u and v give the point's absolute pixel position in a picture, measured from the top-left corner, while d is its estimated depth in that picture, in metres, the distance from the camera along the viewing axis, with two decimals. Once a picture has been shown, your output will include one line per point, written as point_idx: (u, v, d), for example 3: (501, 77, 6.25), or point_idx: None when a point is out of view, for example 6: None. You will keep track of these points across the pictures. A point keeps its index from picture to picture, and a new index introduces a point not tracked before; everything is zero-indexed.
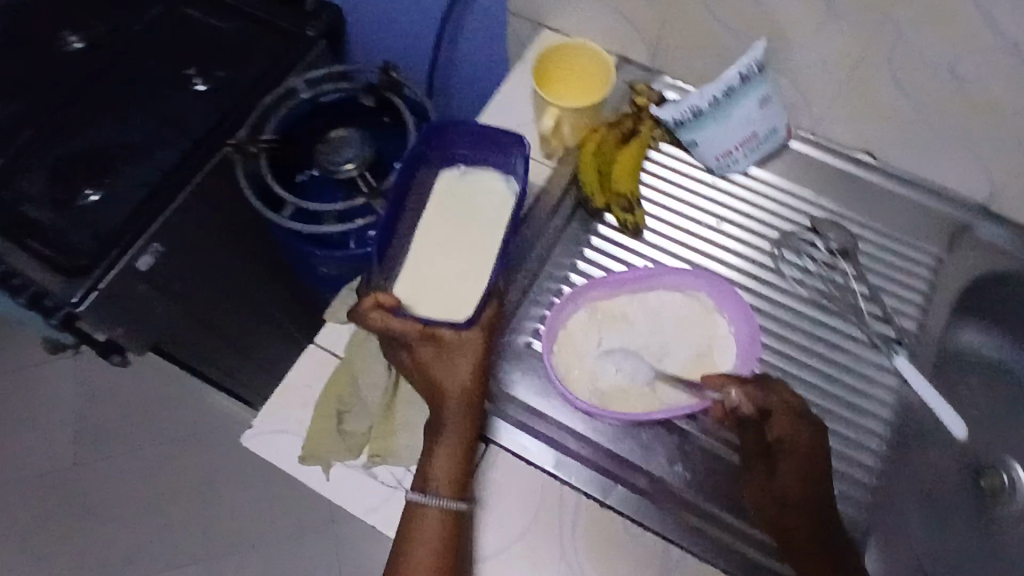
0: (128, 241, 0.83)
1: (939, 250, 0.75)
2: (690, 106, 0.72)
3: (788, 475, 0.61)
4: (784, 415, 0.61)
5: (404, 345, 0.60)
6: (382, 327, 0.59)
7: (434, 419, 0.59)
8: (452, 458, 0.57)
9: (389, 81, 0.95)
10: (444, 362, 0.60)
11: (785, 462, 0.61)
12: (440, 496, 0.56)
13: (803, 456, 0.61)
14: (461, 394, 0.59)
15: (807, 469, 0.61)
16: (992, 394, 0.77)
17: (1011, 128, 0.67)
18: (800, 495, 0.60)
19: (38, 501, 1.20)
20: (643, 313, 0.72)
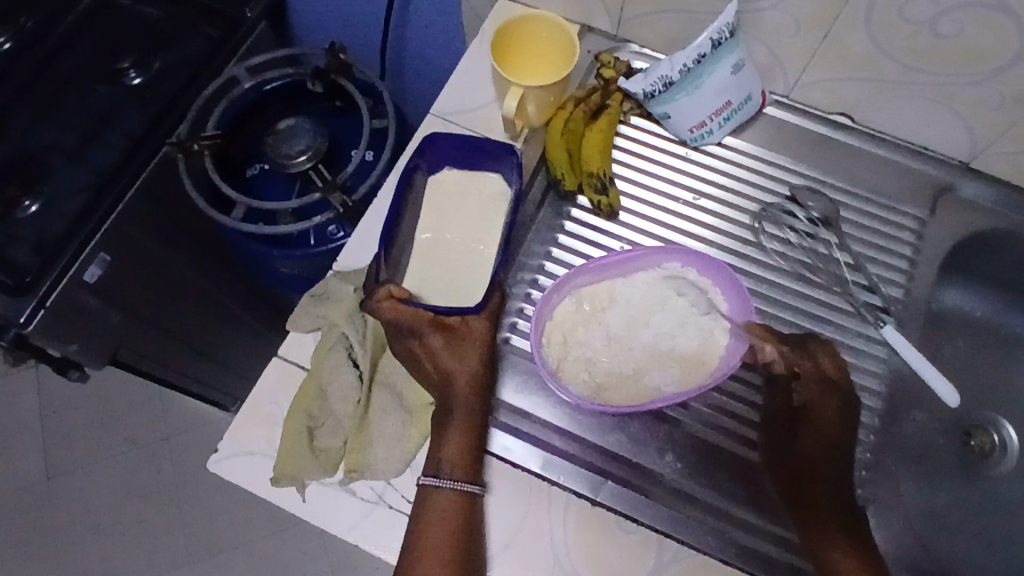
0: (75, 250, 0.81)
1: (922, 212, 0.72)
2: (660, 77, 0.65)
3: (810, 440, 0.59)
4: (813, 380, 0.60)
5: (412, 333, 0.59)
6: (393, 314, 0.57)
7: (443, 404, 0.58)
8: (465, 441, 0.57)
9: (339, 65, 0.88)
10: (455, 350, 0.59)
11: (809, 428, 0.59)
12: (454, 479, 0.56)
13: (826, 424, 0.59)
14: (472, 380, 0.59)
15: (828, 437, 0.59)
16: (976, 353, 0.77)
17: (999, 85, 0.62)
18: (824, 466, 0.58)
19: (50, 503, 1.24)
20: (631, 298, 0.65)
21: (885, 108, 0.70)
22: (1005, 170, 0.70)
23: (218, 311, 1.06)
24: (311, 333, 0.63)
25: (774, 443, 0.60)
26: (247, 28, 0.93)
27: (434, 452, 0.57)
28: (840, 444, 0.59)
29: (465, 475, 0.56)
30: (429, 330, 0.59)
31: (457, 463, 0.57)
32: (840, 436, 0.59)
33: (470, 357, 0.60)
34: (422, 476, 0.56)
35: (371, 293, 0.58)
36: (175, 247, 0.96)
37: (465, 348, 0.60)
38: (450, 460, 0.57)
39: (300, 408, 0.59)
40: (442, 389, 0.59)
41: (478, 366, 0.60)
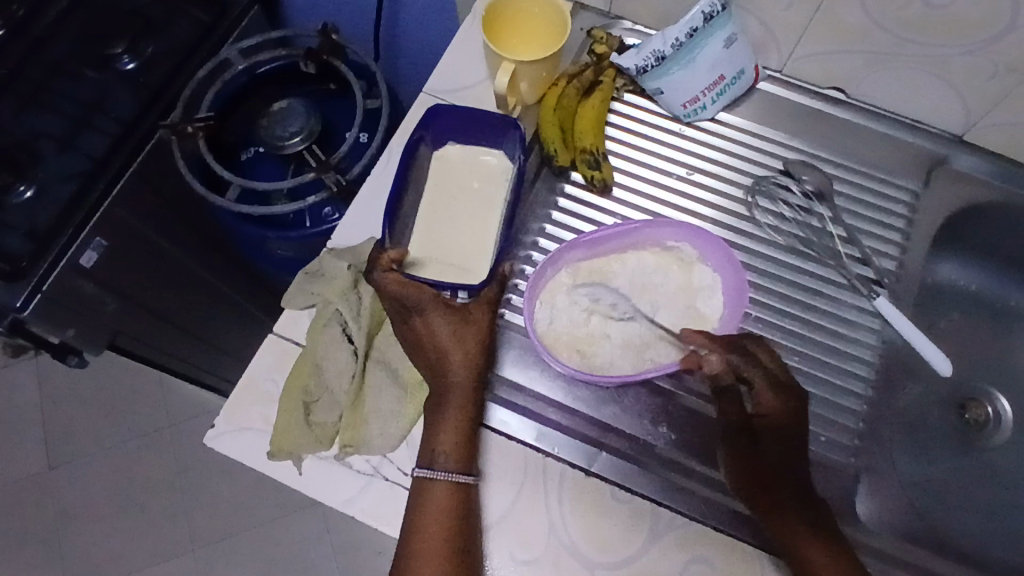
0: (72, 234, 0.82)
1: (915, 185, 0.72)
2: (652, 51, 0.65)
3: (769, 445, 0.56)
4: (763, 382, 0.57)
5: (414, 310, 0.59)
6: (397, 288, 0.58)
7: (440, 389, 0.58)
8: (461, 430, 0.57)
9: (330, 45, 0.89)
10: (455, 334, 0.59)
11: (766, 433, 0.57)
12: (448, 470, 0.56)
13: (781, 426, 0.56)
14: (469, 367, 0.58)
15: (787, 438, 0.56)
16: (969, 326, 0.77)
17: (994, 54, 0.61)
18: (785, 472, 0.56)
19: (52, 491, 1.25)
20: (624, 272, 0.66)
21: (879, 80, 0.70)
22: (1000, 142, 0.70)
23: (214, 297, 1.07)
24: (306, 310, 0.63)
25: (735, 448, 0.57)
26: (237, 14, 0.96)
27: (430, 440, 0.57)
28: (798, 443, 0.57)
29: (460, 466, 0.56)
30: (432, 308, 0.59)
31: (453, 454, 0.56)
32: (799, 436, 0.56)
33: (469, 344, 0.59)
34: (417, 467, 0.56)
35: (375, 260, 0.59)
36: (170, 232, 0.97)
37: (466, 333, 0.59)
38: (445, 451, 0.56)
39: (296, 384, 0.60)
40: (440, 374, 0.58)
41: (477, 353, 0.59)
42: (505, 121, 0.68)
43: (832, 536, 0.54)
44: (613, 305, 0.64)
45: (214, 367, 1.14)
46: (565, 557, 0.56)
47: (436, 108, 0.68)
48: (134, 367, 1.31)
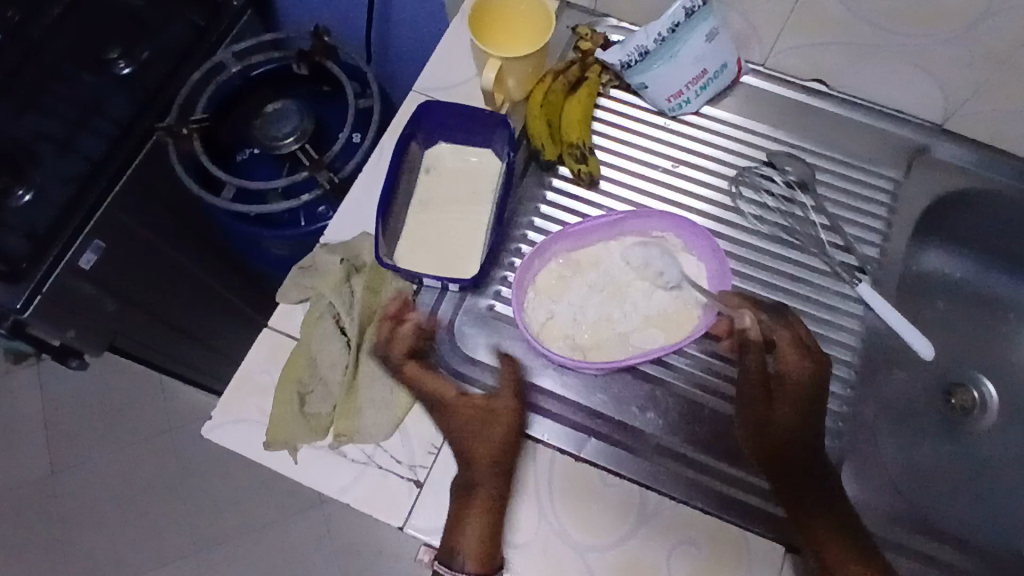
0: (71, 237, 0.84)
1: (897, 174, 0.73)
2: (636, 46, 0.67)
3: (786, 408, 0.60)
4: (790, 345, 0.61)
5: (428, 398, 0.60)
6: (414, 370, 0.61)
7: (462, 484, 0.57)
8: (481, 525, 0.55)
9: (323, 46, 0.91)
10: (470, 424, 0.58)
11: (784, 395, 0.60)
12: (468, 570, 0.54)
13: (799, 390, 0.60)
14: (485, 459, 0.57)
15: (802, 404, 0.60)
16: (954, 312, 0.79)
17: (971, 43, 0.63)
18: (800, 436, 0.59)
19: (56, 494, 1.26)
20: (609, 262, 0.67)
21: (860, 71, 0.71)
22: (979, 131, 0.71)
23: (212, 299, 1.08)
24: (300, 304, 0.65)
25: (751, 405, 0.60)
26: (229, 22, 0.98)
27: (451, 539, 0.55)
28: (812, 409, 0.60)
29: (481, 565, 0.54)
30: (446, 396, 0.60)
31: (474, 553, 0.54)
32: (815, 405, 0.60)
33: (485, 435, 0.58)
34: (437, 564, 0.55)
35: (376, 330, 0.63)
36: (166, 234, 0.98)
37: (481, 420, 0.59)
38: (466, 551, 0.54)
39: (291, 375, 0.61)
40: (459, 471, 0.57)
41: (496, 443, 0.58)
42: (494, 117, 0.69)
43: (835, 509, 0.57)
44: (597, 294, 0.66)
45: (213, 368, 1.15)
46: (555, 540, 0.57)
47: (425, 106, 0.69)
48: (135, 370, 1.33)
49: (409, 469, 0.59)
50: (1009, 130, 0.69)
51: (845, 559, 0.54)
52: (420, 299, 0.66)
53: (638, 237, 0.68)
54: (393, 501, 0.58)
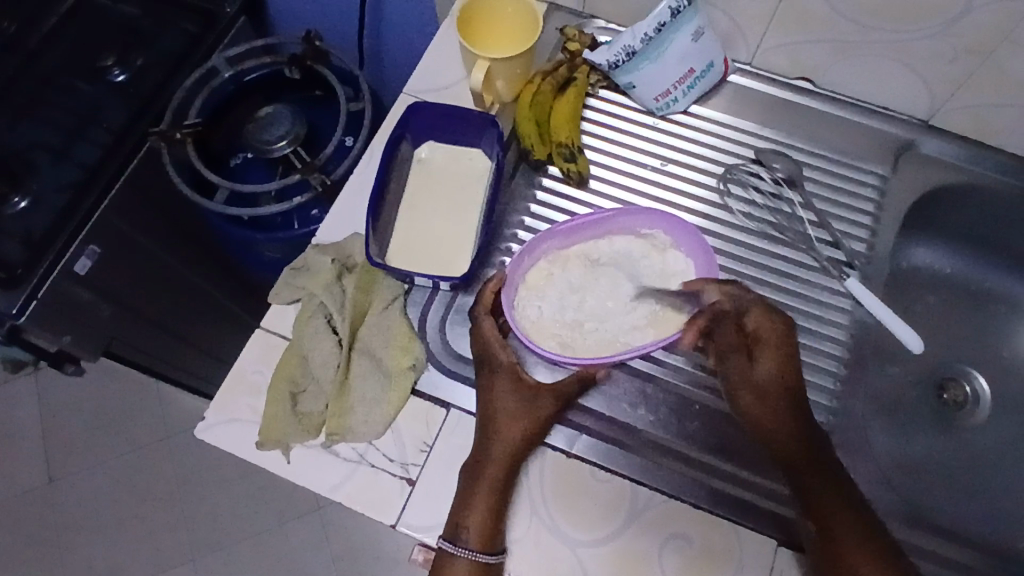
0: (65, 244, 0.83)
1: (884, 169, 0.73)
2: (623, 47, 0.67)
3: (767, 363, 0.60)
4: (757, 305, 0.61)
5: (485, 368, 0.61)
6: (482, 343, 0.61)
7: (479, 450, 0.58)
8: (486, 510, 0.56)
9: (314, 51, 0.92)
10: (509, 410, 0.59)
11: (764, 352, 0.61)
12: (469, 548, 0.55)
13: (778, 346, 0.60)
14: (508, 449, 0.58)
15: (783, 358, 0.60)
16: (945, 307, 0.79)
17: (953, 38, 0.63)
18: (786, 388, 0.60)
19: (54, 503, 1.26)
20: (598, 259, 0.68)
21: (845, 68, 0.72)
22: (964, 126, 0.72)
23: (208, 305, 1.09)
24: (292, 305, 0.65)
25: (738, 372, 0.61)
26: (225, 24, 0.97)
27: (459, 515, 0.56)
28: (793, 363, 0.60)
29: (482, 545, 0.55)
30: (500, 375, 0.60)
31: (477, 533, 0.55)
32: (793, 354, 0.60)
33: (517, 428, 0.58)
34: (442, 538, 0.56)
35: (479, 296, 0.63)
36: (162, 239, 0.99)
37: (520, 412, 0.59)
38: (470, 527, 0.55)
39: (283, 375, 0.62)
40: (481, 449, 0.58)
41: (521, 441, 0.58)
42: (482, 118, 0.70)
43: (827, 460, 0.58)
44: (586, 290, 0.66)
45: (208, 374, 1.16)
46: (547, 535, 0.58)
47: (414, 107, 0.70)
48: (131, 378, 1.33)
49: (402, 468, 0.60)
50: (994, 124, 0.70)
51: (842, 512, 0.55)
52: (410, 297, 0.66)
53: (626, 234, 0.69)
54: (386, 500, 0.59)
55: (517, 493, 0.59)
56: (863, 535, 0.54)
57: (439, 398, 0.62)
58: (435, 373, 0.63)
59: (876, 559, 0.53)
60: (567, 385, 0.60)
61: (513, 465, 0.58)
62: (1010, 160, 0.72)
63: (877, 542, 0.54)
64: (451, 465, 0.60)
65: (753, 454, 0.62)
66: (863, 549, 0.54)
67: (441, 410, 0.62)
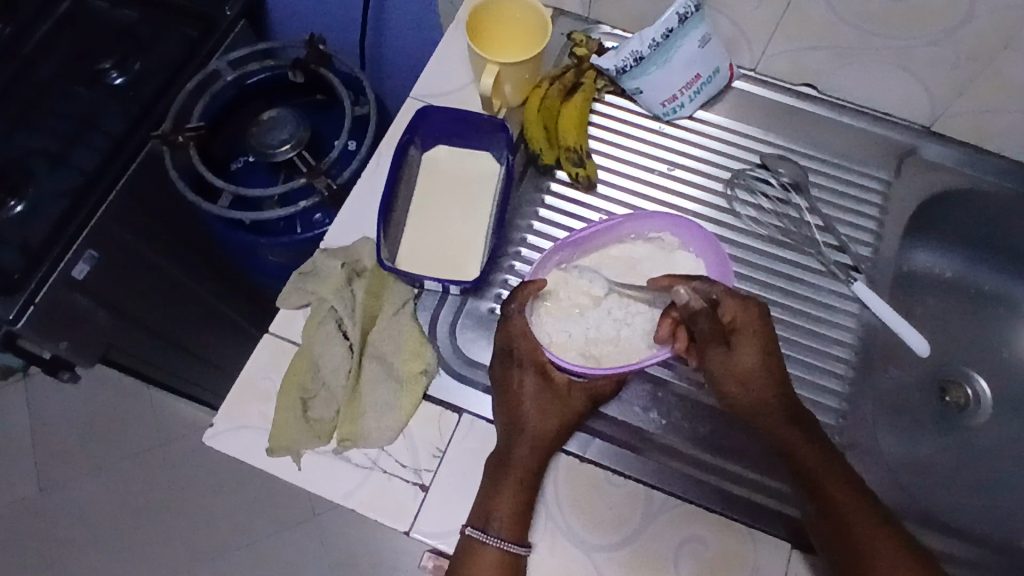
0: (64, 248, 0.82)
1: (887, 174, 0.74)
2: (630, 52, 0.67)
3: (748, 351, 0.60)
4: (730, 295, 0.61)
5: (516, 364, 0.60)
6: (514, 338, 0.60)
7: (503, 443, 0.58)
8: (516, 499, 0.56)
9: (318, 55, 0.91)
10: (542, 406, 0.59)
11: (744, 341, 0.61)
12: (501, 538, 0.55)
13: (756, 334, 0.60)
14: (538, 442, 0.58)
15: (762, 344, 0.60)
16: (947, 310, 0.80)
17: (954, 45, 0.64)
18: (771, 374, 0.60)
19: (45, 515, 1.24)
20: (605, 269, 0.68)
21: (847, 74, 0.72)
22: (964, 131, 0.73)
23: (206, 311, 1.08)
24: (301, 309, 0.65)
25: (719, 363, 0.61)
26: (225, 27, 0.95)
27: (488, 504, 0.56)
28: (771, 348, 0.61)
29: (512, 536, 0.55)
30: (532, 371, 0.60)
31: (508, 522, 0.55)
32: (771, 339, 0.61)
33: (550, 423, 0.59)
34: (470, 527, 0.56)
35: (514, 295, 0.61)
36: (160, 244, 0.97)
37: (551, 408, 0.59)
38: (501, 517, 0.55)
39: (293, 380, 0.61)
40: (511, 442, 0.58)
41: (552, 436, 0.59)
42: (490, 122, 0.70)
43: (816, 437, 0.58)
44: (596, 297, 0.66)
45: (205, 382, 1.14)
46: (562, 539, 0.57)
47: (422, 111, 0.69)
48: (126, 386, 1.31)
49: (414, 474, 0.59)
50: (994, 129, 0.71)
51: (839, 487, 0.56)
52: (421, 302, 0.66)
53: (632, 240, 0.69)
54: (399, 507, 0.58)
55: (544, 484, 0.59)
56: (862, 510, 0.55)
57: (451, 403, 0.62)
58: (447, 379, 0.63)
59: (880, 529, 0.54)
60: (599, 383, 0.60)
61: (542, 458, 0.58)
62: (1008, 164, 0.73)
63: (877, 516, 0.55)
64: (464, 471, 0.59)
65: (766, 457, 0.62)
66: (863, 525, 0.54)
67: (454, 414, 0.62)
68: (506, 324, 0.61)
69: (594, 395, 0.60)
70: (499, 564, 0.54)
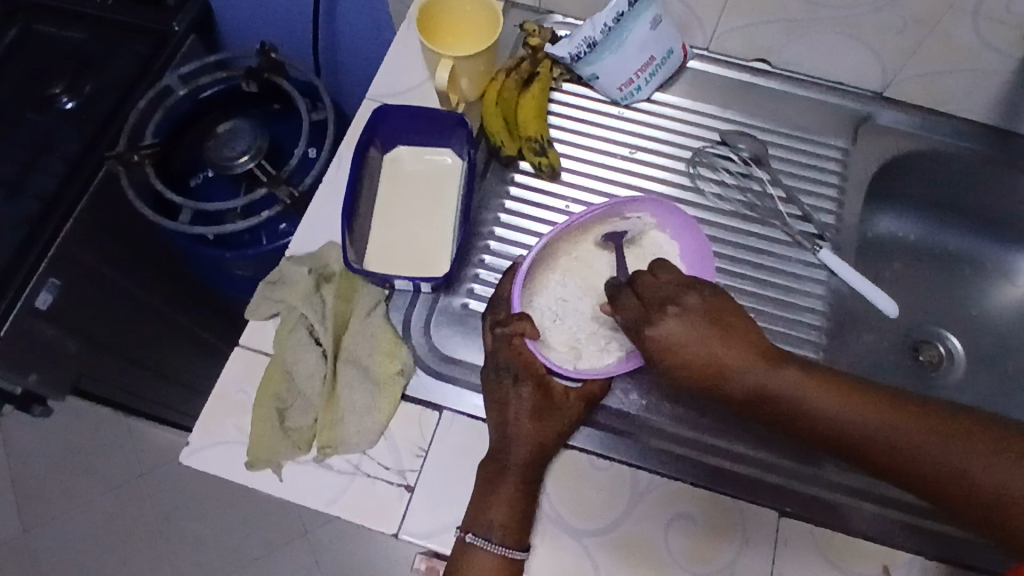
0: (25, 278, 0.80)
1: (844, 142, 0.75)
2: (584, 38, 0.67)
3: (673, 366, 0.53)
4: (634, 308, 0.57)
5: (511, 376, 0.59)
6: (508, 354, 0.59)
7: (497, 450, 0.57)
8: (513, 504, 0.55)
9: (270, 63, 0.90)
10: (540, 417, 0.57)
11: (665, 354, 0.54)
12: (503, 545, 0.54)
13: (673, 343, 0.53)
14: (538, 451, 0.57)
15: (687, 347, 0.53)
16: (915, 271, 0.81)
17: (899, 10, 0.65)
18: (715, 373, 0.52)
19: (29, 553, 1.20)
20: (576, 261, 0.67)
21: (801, 47, 0.73)
22: (917, 94, 0.74)
23: (176, 333, 1.06)
24: (270, 319, 0.64)
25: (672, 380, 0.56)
26: (176, 41, 0.94)
27: (484, 510, 0.55)
28: (701, 346, 0.52)
29: (514, 542, 0.55)
30: (530, 383, 0.58)
31: (509, 530, 0.55)
32: (699, 336, 0.53)
33: (550, 432, 0.57)
34: (471, 533, 0.55)
35: (508, 321, 0.60)
36: (125, 267, 0.96)
37: (550, 420, 0.57)
38: (500, 523, 0.55)
39: (268, 391, 0.60)
40: (506, 452, 0.57)
41: (551, 443, 0.58)
42: (450, 117, 0.69)
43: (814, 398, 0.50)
44: (567, 295, 0.65)
45: (182, 405, 1.12)
46: (555, 530, 0.57)
47: (377, 112, 0.68)
48: (101, 416, 1.28)
49: (398, 475, 0.59)
50: (944, 90, 0.72)
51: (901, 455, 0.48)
52: (392, 302, 0.65)
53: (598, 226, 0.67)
54: (384, 509, 0.57)
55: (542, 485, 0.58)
56: (1011, 465, 0.46)
57: (430, 400, 0.61)
58: (424, 377, 0.62)
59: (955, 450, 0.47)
60: (593, 387, 0.60)
61: (538, 465, 0.57)
62: (961, 124, 0.74)
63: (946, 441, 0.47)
64: (448, 468, 0.59)
65: (746, 428, 0.62)
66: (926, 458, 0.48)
67: (434, 412, 0.61)
68: (501, 345, 0.60)
69: (588, 403, 0.59)
70: (499, 567, 0.54)
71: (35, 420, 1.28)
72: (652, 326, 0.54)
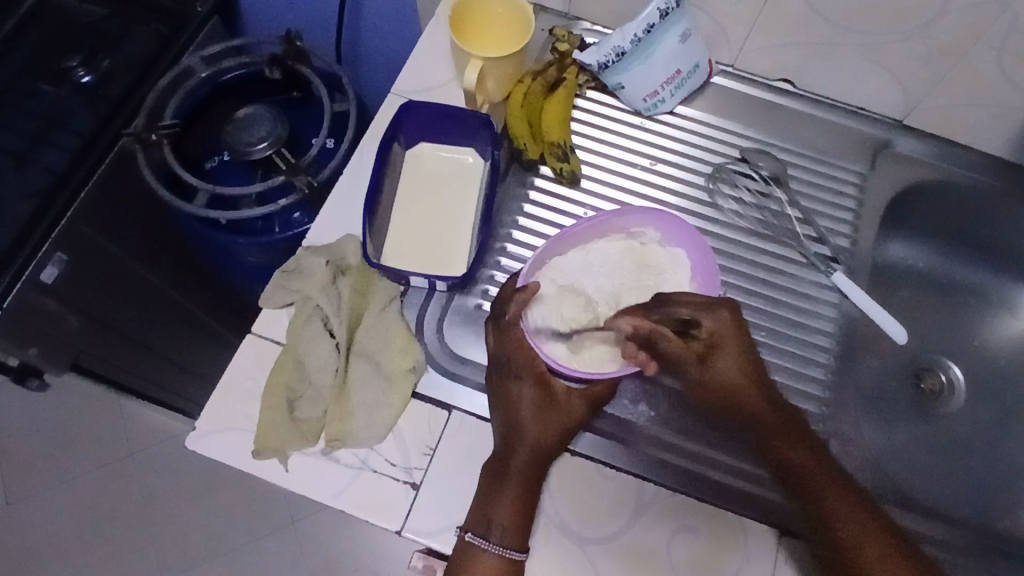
0: (32, 250, 0.80)
1: (862, 167, 0.76)
2: (612, 48, 0.67)
3: (724, 362, 0.60)
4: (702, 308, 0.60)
5: (512, 375, 0.59)
6: (511, 348, 0.59)
7: (498, 456, 0.57)
8: (518, 504, 0.56)
9: (295, 51, 0.91)
10: (541, 413, 0.58)
11: (719, 354, 0.60)
12: (502, 545, 0.54)
13: (733, 346, 0.60)
14: (540, 451, 0.57)
15: (741, 355, 0.60)
16: (922, 300, 0.82)
17: (927, 40, 0.65)
18: (751, 379, 0.60)
19: (14, 530, 1.19)
20: (576, 270, 0.66)
21: (825, 70, 0.73)
22: (936, 125, 0.74)
23: (179, 317, 1.05)
24: (285, 308, 0.64)
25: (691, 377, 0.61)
26: (197, 24, 0.95)
27: (485, 510, 0.55)
28: (752, 356, 0.60)
29: (514, 543, 0.55)
30: (530, 381, 0.59)
31: (510, 530, 0.55)
32: (751, 350, 0.60)
33: (551, 429, 0.58)
34: (471, 532, 0.55)
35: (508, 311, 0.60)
36: (132, 247, 0.95)
37: (550, 418, 0.58)
38: (502, 525, 0.55)
39: (278, 381, 0.60)
40: (509, 450, 0.57)
41: (553, 445, 0.58)
42: (476, 118, 0.69)
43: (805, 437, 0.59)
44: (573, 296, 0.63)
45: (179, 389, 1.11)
46: (559, 536, 0.57)
47: (403, 106, 0.69)
48: (94, 396, 1.26)
49: (405, 472, 0.58)
50: (963, 123, 0.73)
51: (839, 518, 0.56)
52: (407, 299, 0.66)
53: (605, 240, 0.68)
54: (389, 507, 0.57)
55: (543, 488, 0.58)
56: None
57: (440, 400, 0.61)
58: (435, 375, 0.62)
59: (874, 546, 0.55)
60: (598, 389, 0.59)
61: (542, 463, 0.58)
62: (976, 157, 0.75)
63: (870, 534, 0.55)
64: (456, 469, 0.59)
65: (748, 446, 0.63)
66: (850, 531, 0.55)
67: (443, 412, 0.61)
68: (502, 338, 0.60)
69: (589, 406, 0.59)
70: (498, 567, 0.54)
71: (27, 397, 1.27)
72: (731, 324, 0.60)
